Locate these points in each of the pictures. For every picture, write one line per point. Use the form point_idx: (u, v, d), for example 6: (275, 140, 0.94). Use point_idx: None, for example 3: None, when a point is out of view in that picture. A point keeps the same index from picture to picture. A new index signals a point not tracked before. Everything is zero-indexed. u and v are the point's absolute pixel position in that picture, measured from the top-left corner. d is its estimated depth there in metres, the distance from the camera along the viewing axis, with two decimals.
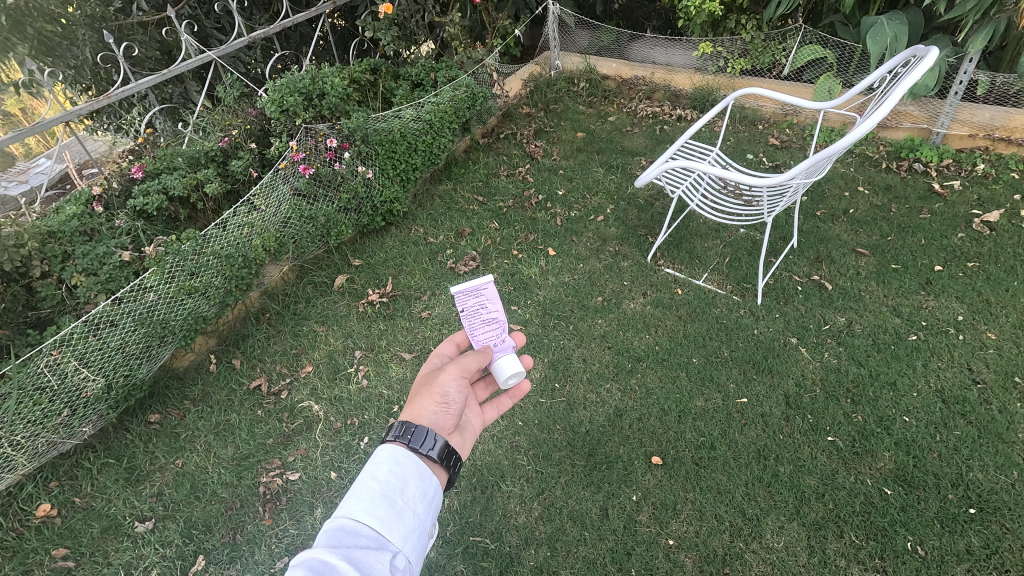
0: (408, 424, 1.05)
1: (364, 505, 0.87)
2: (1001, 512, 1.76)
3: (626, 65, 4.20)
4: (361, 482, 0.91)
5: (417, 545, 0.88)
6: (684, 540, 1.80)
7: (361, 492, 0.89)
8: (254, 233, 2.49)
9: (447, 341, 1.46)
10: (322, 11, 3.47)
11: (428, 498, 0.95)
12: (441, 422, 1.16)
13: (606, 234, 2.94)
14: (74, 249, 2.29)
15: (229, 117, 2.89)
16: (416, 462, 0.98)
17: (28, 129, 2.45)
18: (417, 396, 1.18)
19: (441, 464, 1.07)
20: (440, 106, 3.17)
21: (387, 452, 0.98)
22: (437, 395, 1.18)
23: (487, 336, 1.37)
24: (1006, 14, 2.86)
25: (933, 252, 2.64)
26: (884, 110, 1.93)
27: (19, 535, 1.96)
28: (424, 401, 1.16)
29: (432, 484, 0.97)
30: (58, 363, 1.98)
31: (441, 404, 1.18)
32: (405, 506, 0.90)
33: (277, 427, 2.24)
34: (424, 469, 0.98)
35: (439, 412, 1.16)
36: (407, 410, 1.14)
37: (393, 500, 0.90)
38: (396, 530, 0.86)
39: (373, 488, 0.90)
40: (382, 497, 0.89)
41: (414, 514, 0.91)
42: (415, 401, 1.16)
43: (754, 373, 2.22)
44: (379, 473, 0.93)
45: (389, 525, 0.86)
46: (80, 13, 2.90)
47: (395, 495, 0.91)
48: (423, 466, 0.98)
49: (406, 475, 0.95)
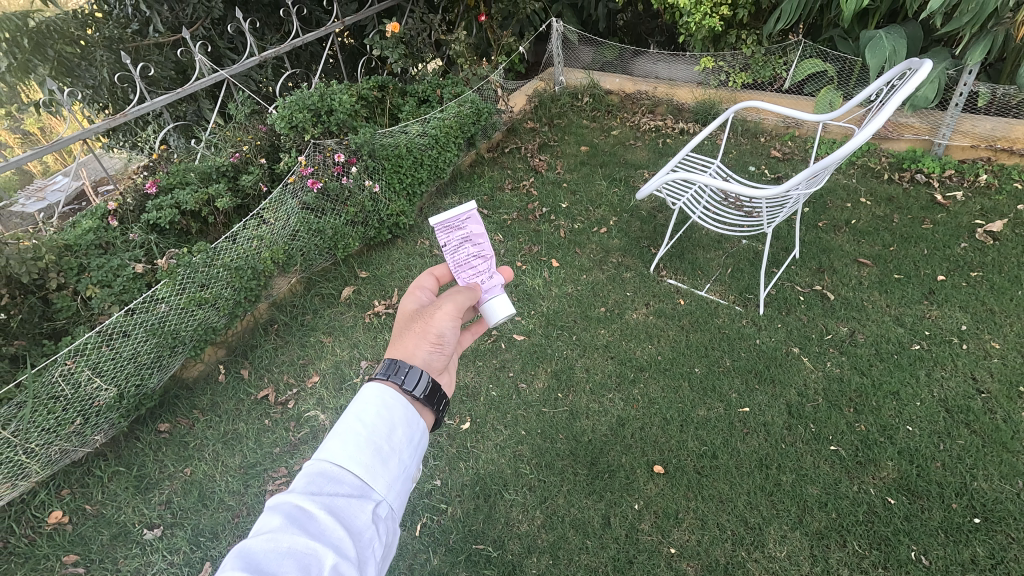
0: (398, 363, 1.03)
1: (347, 450, 0.85)
2: (1006, 522, 1.75)
3: (629, 80, 4.29)
4: (345, 424, 0.88)
5: (401, 491, 0.87)
6: (686, 548, 1.80)
7: (345, 436, 0.86)
8: (262, 246, 2.54)
9: (424, 274, 1.39)
10: (331, 30, 3.58)
11: (414, 444, 0.92)
12: (435, 361, 1.15)
13: (609, 245, 2.97)
14: (89, 261, 2.37)
15: (241, 134, 2.98)
16: (405, 406, 0.94)
17: (46, 147, 2.54)
18: (410, 336, 1.16)
19: (429, 406, 1.05)
20: (445, 122, 3.25)
21: (375, 392, 0.95)
22: (433, 336, 1.17)
23: (476, 275, 1.39)
24: (1003, 26, 2.93)
25: (936, 262, 2.64)
26: (882, 120, 1.94)
27: (31, 541, 2.00)
28: (419, 341, 1.15)
29: (420, 429, 0.95)
30: (72, 372, 2.03)
31: (437, 345, 1.17)
32: (390, 452, 0.88)
33: (284, 436, 2.27)
34: (413, 414, 0.95)
35: (434, 353, 1.16)
36: (401, 350, 1.13)
37: (380, 446, 0.87)
38: (380, 477, 0.84)
39: (358, 432, 0.88)
40: (368, 443, 0.86)
41: (400, 460, 0.88)
42: (411, 341, 1.15)
43: (756, 382, 2.23)
44: (365, 416, 0.91)
45: (374, 474, 0.84)
46: (99, 34, 3.03)
47: (381, 442, 0.88)
48: (412, 411, 0.94)
49: (394, 420, 0.92)
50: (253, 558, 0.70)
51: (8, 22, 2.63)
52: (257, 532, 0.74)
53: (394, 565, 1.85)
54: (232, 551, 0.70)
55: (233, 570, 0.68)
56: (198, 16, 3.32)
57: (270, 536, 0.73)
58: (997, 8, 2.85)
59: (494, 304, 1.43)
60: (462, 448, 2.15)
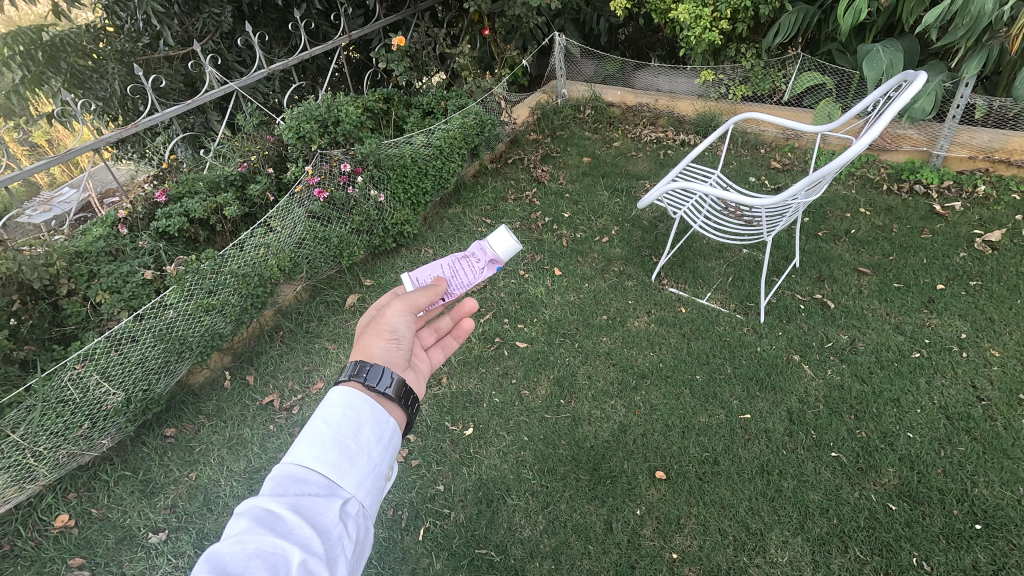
0: (362, 363, 1.07)
1: (313, 451, 0.87)
2: (1007, 528, 1.76)
3: (631, 92, 4.34)
4: (311, 426, 0.91)
5: (372, 489, 0.89)
6: (687, 553, 1.81)
7: (311, 438, 0.89)
8: (269, 254, 2.58)
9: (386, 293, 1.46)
10: (338, 44, 3.64)
11: (384, 442, 0.95)
12: (394, 356, 1.18)
13: (611, 254, 3.00)
14: (99, 268, 2.41)
15: (249, 144, 3.04)
16: (371, 405, 0.97)
17: (59, 157, 2.59)
18: (365, 337, 1.20)
19: (397, 404, 1.06)
20: (450, 133, 3.32)
21: (341, 395, 0.98)
22: (387, 332, 1.21)
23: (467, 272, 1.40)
24: (998, 40, 2.98)
25: (936, 271, 2.66)
26: (878, 130, 1.98)
27: (38, 544, 2.01)
28: (374, 339, 1.18)
29: (389, 427, 0.97)
30: (81, 377, 2.06)
31: (393, 340, 1.20)
32: (358, 451, 0.90)
33: (289, 441, 2.29)
34: (380, 412, 0.98)
35: (391, 347, 1.19)
36: (359, 351, 1.15)
37: (346, 445, 0.90)
38: (348, 475, 0.87)
39: (323, 433, 0.90)
40: (334, 443, 0.89)
41: (368, 457, 0.91)
42: (365, 342, 1.18)
43: (756, 390, 2.24)
44: (331, 417, 0.93)
45: (341, 472, 0.86)
46: (111, 48, 3.10)
47: (348, 441, 0.90)
48: (379, 409, 0.97)
49: (361, 419, 0.94)
50: (221, 560, 0.72)
51: (23, 36, 2.71)
52: (226, 536, 0.77)
53: (397, 570, 1.86)
54: (201, 554, 0.73)
55: (201, 573, 0.70)
56: (208, 30, 3.40)
57: (237, 539, 0.75)
58: (992, 22, 2.90)
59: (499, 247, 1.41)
60: (465, 454, 2.16)
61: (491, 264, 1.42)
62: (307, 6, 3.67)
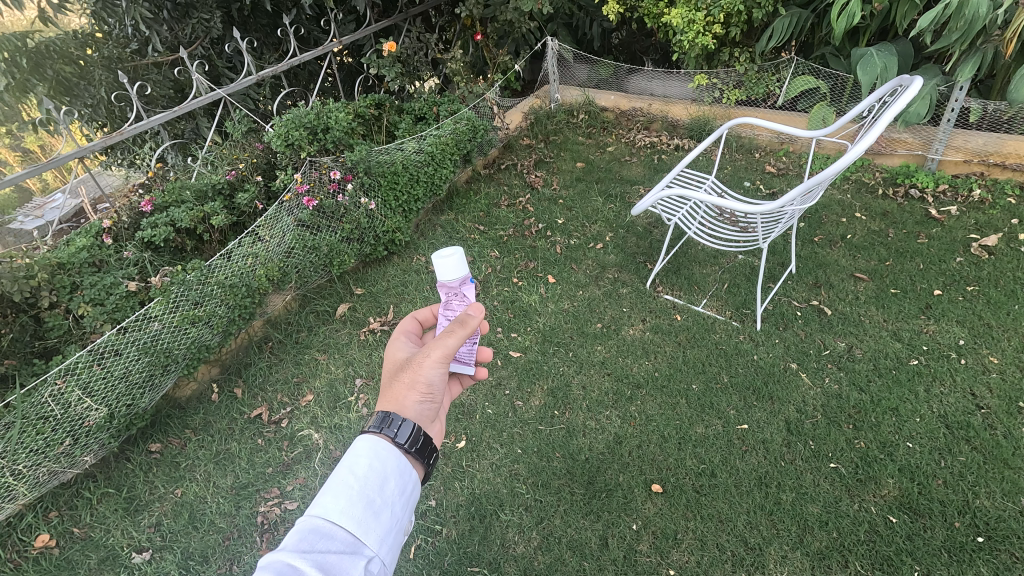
0: (391, 417, 1.05)
1: (340, 504, 0.88)
2: (1010, 540, 1.73)
3: (625, 97, 4.33)
4: (338, 476, 0.92)
5: (392, 545, 0.90)
6: (684, 569, 1.77)
7: (337, 489, 0.90)
8: (257, 263, 2.52)
9: (408, 318, 1.44)
10: (329, 49, 3.59)
11: (404, 495, 0.97)
12: (426, 412, 1.17)
13: (605, 260, 2.97)
14: (82, 279, 2.35)
15: (237, 152, 2.99)
16: (397, 457, 0.99)
17: (44, 165, 2.50)
18: (399, 386, 1.17)
19: (419, 459, 1.05)
20: (441, 139, 3.29)
21: (368, 444, 0.99)
22: (422, 385, 1.17)
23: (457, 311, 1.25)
24: (993, 44, 2.96)
25: (933, 277, 2.64)
26: (873, 136, 1.93)
27: (17, 565, 1.95)
28: (408, 393, 1.16)
29: (411, 480, 1.00)
30: (62, 393, 1.99)
31: (427, 394, 1.18)
32: (382, 505, 0.92)
33: (277, 455, 2.24)
34: (405, 465, 1.00)
35: (424, 403, 1.17)
36: (391, 402, 1.14)
37: (371, 498, 0.91)
38: (371, 532, 0.88)
39: (350, 485, 0.91)
40: (360, 497, 0.90)
41: (391, 512, 0.93)
42: (400, 394, 1.16)
43: (754, 400, 2.21)
44: (357, 468, 0.95)
45: (365, 528, 0.87)
46: (98, 55, 3.07)
47: (373, 494, 0.92)
48: (405, 462, 1.00)
49: (386, 472, 0.96)
50: None
51: (6, 42, 2.61)
52: None
53: None
54: None
55: None
56: (196, 36, 3.35)
57: None
58: (985, 26, 2.89)
59: (453, 277, 1.17)
60: (457, 468, 2.11)
61: (465, 284, 1.22)
62: (297, 12, 3.63)
